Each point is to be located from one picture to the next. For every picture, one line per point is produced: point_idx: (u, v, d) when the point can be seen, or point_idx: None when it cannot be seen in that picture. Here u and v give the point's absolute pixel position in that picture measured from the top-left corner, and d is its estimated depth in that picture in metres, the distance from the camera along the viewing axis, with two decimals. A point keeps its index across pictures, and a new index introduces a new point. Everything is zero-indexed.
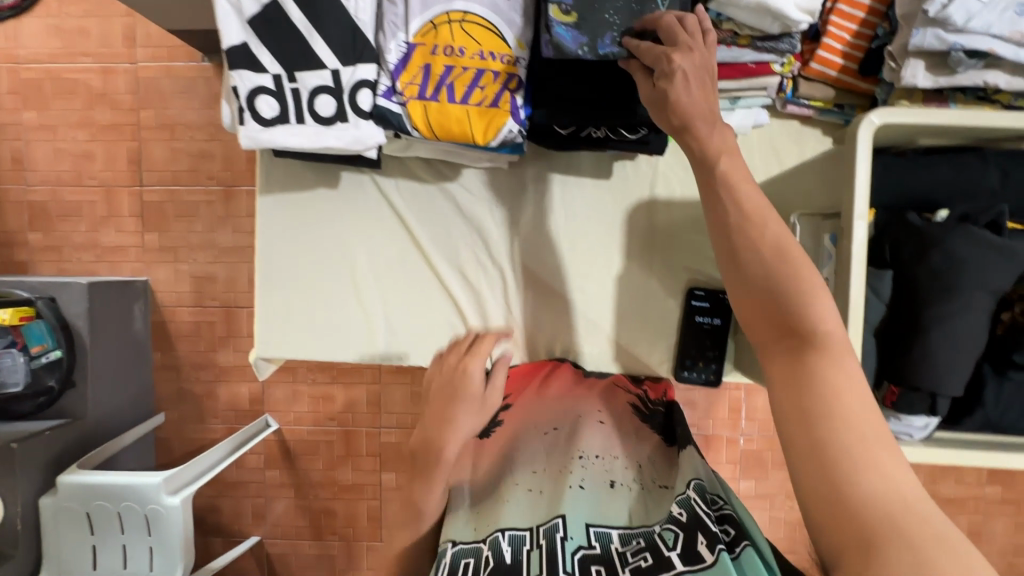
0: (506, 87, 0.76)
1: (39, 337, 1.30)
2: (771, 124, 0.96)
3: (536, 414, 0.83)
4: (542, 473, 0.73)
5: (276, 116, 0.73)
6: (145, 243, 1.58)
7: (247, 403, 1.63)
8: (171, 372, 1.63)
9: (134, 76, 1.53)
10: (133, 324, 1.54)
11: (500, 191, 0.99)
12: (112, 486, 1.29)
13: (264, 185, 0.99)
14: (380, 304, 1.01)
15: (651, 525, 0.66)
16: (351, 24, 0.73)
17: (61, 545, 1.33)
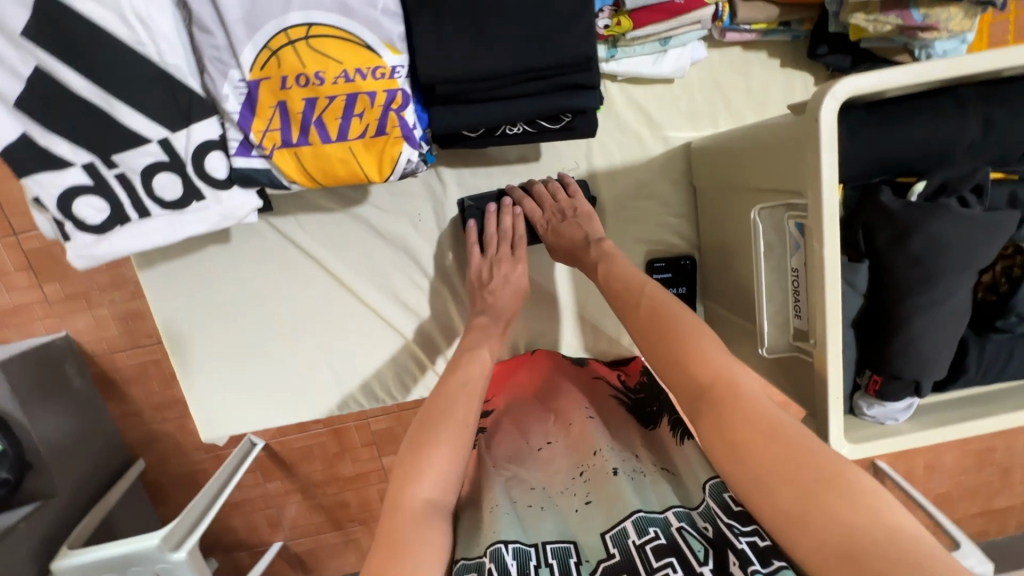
0: (390, 106, 0.60)
1: None
2: (709, 57, 0.83)
3: (528, 430, 0.79)
4: (541, 491, 0.68)
5: (108, 217, 0.57)
6: (48, 296, 1.23)
7: None
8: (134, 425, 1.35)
9: None
10: (73, 383, 1.21)
11: (419, 203, 0.85)
12: (107, 557, 1.08)
13: (141, 259, 0.82)
14: (321, 350, 0.91)
15: (664, 513, 0.61)
16: (160, 74, 0.54)
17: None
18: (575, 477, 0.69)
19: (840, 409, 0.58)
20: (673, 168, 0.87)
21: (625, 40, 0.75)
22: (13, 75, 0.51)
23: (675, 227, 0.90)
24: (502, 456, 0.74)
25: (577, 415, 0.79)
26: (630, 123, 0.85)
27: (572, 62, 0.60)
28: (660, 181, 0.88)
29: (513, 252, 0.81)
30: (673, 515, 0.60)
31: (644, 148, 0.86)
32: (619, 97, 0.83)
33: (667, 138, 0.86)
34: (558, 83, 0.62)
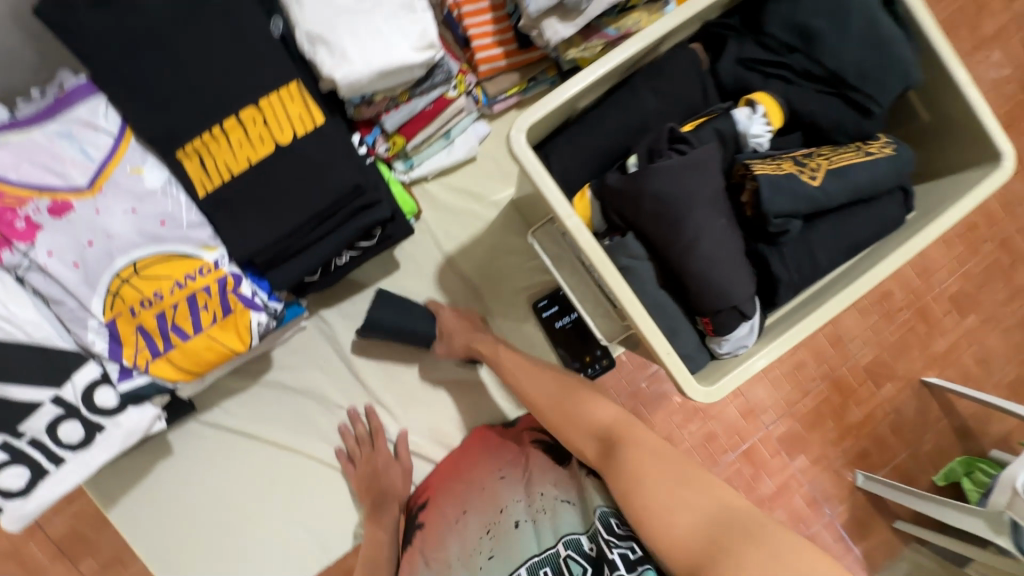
0: (226, 289, 0.72)
1: None
2: (495, 127, 0.97)
3: (451, 501, 0.84)
4: (460, 562, 0.77)
5: (29, 478, 0.67)
6: None
7: None
8: None
9: None
10: None
11: (317, 347, 0.95)
12: None
13: (105, 500, 0.90)
14: (287, 514, 0.96)
15: (556, 545, 0.72)
16: (35, 349, 0.66)
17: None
18: (485, 535, 0.78)
19: (680, 361, 0.62)
20: (513, 222, 0.98)
21: (412, 150, 0.89)
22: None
23: (540, 266, 0.99)
24: (432, 538, 0.81)
25: (489, 477, 0.84)
26: (457, 205, 0.97)
27: (347, 192, 0.73)
28: (508, 236, 0.98)
29: (371, 447, 0.95)
30: (563, 544, 0.72)
31: (480, 218, 0.97)
32: (439, 189, 0.96)
33: (494, 201, 0.97)
34: (350, 211, 0.74)
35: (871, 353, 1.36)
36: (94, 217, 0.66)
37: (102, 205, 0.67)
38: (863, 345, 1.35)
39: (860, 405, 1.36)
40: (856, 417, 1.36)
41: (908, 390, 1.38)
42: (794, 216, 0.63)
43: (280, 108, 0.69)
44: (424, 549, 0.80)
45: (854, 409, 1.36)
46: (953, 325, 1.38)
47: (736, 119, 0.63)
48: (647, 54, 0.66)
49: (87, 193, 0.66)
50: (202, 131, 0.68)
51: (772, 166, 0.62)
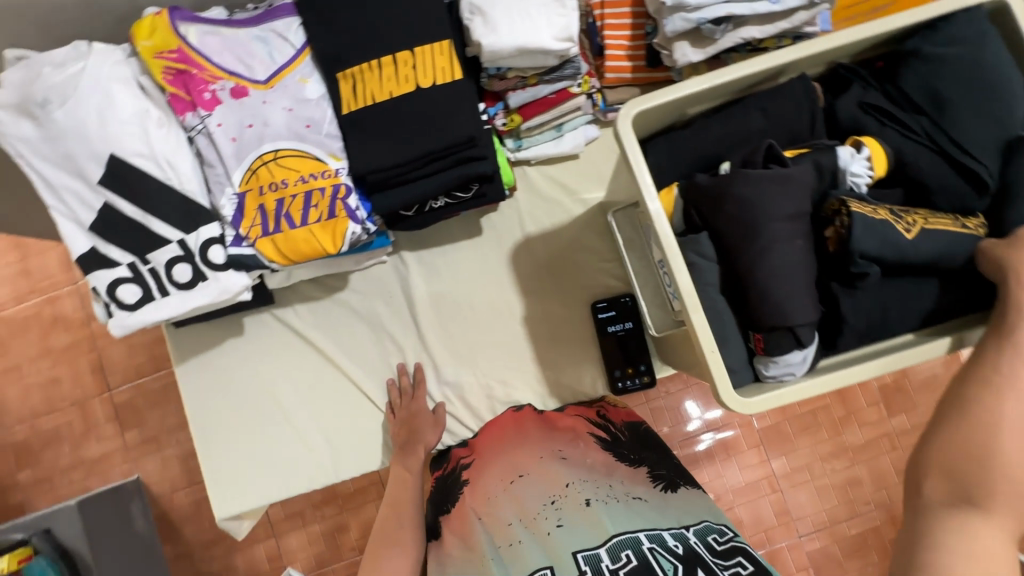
0: (336, 196, 0.83)
1: (42, 572, 1.34)
2: (603, 134, 1.03)
3: (505, 471, 0.81)
4: (517, 523, 0.71)
5: (139, 298, 0.80)
6: (127, 441, 1.68)
7: (267, 563, 1.68)
8: (185, 561, 1.68)
9: (81, 295, 1.68)
10: (136, 525, 1.59)
11: (389, 283, 1.04)
12: None
13: (178, 355, 1.02)
14: (314, 426, 1.03)
15: (636, 533, 0.63)
16: (180, 195, 0.80)
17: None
18: (547, 506, 0.71)
19: (723, 364, 0.62)
20: (595, 223, 1.03)
21: (525, 132, 0.97)
22: (90, 208, 0.79)
23: (611, 271, 1.02)
24: (485, 501, 0.78)
25: (550, 455, 0.82)
26: (550, 194, 1.03)
27: (460, 142, 0.82)
28: (587, 235, 1.03)
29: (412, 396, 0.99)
30: (644, 536, 0.62)
31: (566, 211, 1.03)
32: (536, 176, 1.03)
33: (583, 199, 1.03)
34: (457, 159, 0.84)
35: None
36: (260, 106, 0.81)
37: (269, 98, 0.81)
38: None
39: None
40: None
41: None
42: (878, 261, 0.61)
43: (430, 58, 0.81)
44: (478, 511, 0.77)
45: None
46: None
47: (839, 154, 0.64)
48: (767, 81, 0.70)
49: (262, 85, 0.81)
50: (363, 62, 0.81)
51: (869, 207, 0.62)
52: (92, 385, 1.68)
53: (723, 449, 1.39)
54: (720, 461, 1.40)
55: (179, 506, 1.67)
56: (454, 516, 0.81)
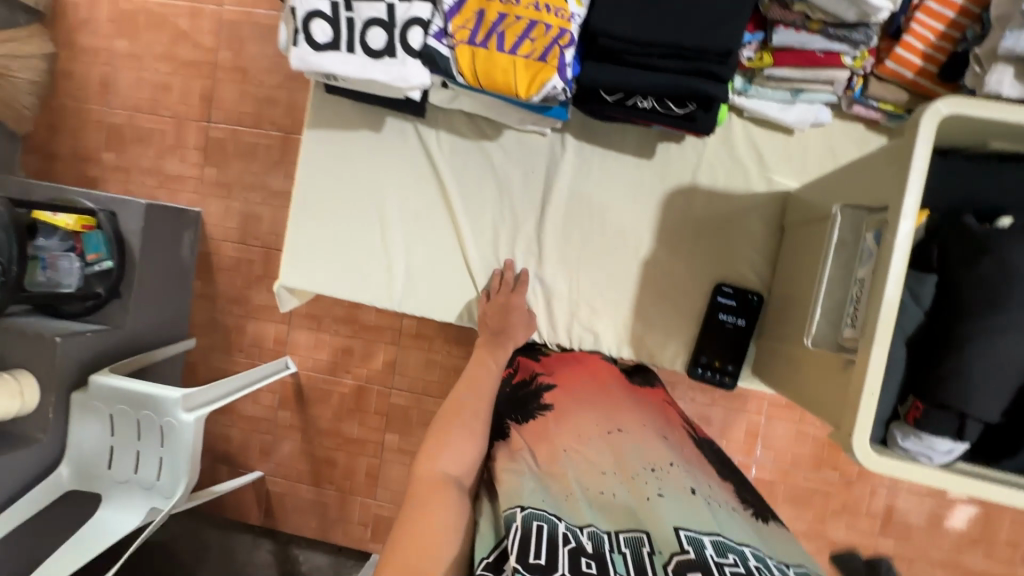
0: (558, 41, 0.75)
1: (96, 246, 1.42)
2: (833, 124, 0.91)
3: (592, 416, 0.78)
4: (613, 474, 0.69)
5: (326, 42, 0.75)
6: (204, 176, 1.72)
7: (272, 342, 1.78)
8: (206, 303, 1.79)
9: (220, 19, 1.65)
10: (182, 250, 1.68)
11: (536, 156, 0.98)
12: (137, 391, 1.38)
13: (313, 120, 1.01)
14: (399, 251, 1.02)
15: (743, 548, 0.61)
16: None
17: (81, 412, 1.42)
18: (647, 471, 0.69)
19: (873, 411, 0.56)
20: (768, 209, 0.93)
21: (762, 78, 0.86)
22: None
23: (753, 264, 0.94)
24: (575, 437, 0.75)
25: (651, 427, 0.78)
26: (740, 157, 0.93)
27: (712, 51, 0.73)
28: (752, 216, 0.94)
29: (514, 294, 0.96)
30: (751, 552, 0.60)
31: (747, 182, 0.94)
32: (739, 130, 0.93)
33: (771, 179, 0.93)
34: (695, 68, 0.75)
35: None
36: None
37: None
38: None
39: None
40: None
41: None
42: None
43: None
44: (566, 442, 0.74)
45: None
46: None
47: None
48: None
49: None
50: None
51: None
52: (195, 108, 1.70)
53: None
54: None
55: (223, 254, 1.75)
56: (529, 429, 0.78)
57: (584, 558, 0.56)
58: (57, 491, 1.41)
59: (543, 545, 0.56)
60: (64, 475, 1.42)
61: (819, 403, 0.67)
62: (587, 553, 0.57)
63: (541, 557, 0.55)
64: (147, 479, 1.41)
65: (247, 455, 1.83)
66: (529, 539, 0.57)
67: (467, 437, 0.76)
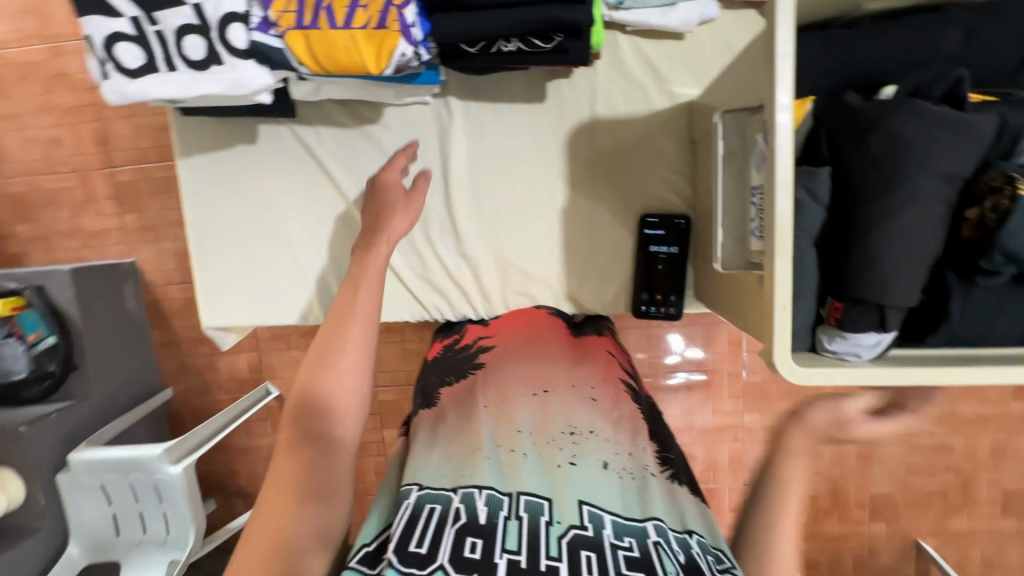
0: (392, 2, 0.67)
1: (33, 325, 1.35)
2: (723, 18, 0.84)
3: (524, 377, 0.76)
4: (527, 436, 0.67)
5: (142, 66, 0.67)
6: (125, 224, 1.63)
7: (247, 372, 1.73)
8: (170, 351, 1.72)
9: (86, 54, 1.52)
10: (127, 304, 1.61)
11: (425, 128, 0.91)
12: (120, 458, 1.36)
13: (183, 146, 0.93)
14: (314, 262, 0.97)
15: (644, 523, 0.59)
16: None
17: (70, 490, 1.39)
18: (565, 436, 0.67)
19: (789, 325, 0.53)
20: (675, 125, 0.88)
21: None
22: None
23: (673, 185, 0.89)
24: (500, 398, 0.72)
25: (583, 389, 0.75)
26: (635, 76, 0.87)
27: None
28: (661, 136, 0.88)
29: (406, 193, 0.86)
30: (652, 528, 0.58)
31: (647, 102, 0.87)
32: (627, 48, 0.85)
33: (671, 93, 0.87)
34: None
35: (889, 488, 1.34)
36: None
37: None
38: (887, 476, 1.34)
39: (842, 522, 1.36)
40: (832, 531, 1.37)
41: (898, 540, 1.36)
42: (1017, 264, 0.51)
43: None
44: (489, 400, 0.72)
45: (833, 523, 1.37)
46: (986, 518, 1.34)
47: None
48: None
49: None
50: None
51: None
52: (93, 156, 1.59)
53: (703, 392, 1.37)
54: (696, 403, 1.37)
55: (171, 299, 1.68)
56: (455, 391, 0.77)
57: (470, 538, 0.53)
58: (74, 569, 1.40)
59: (430, 529, 0.54)
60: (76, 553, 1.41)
61: (746, 320, 0.64)
62: (476, 529, 0.54)
63: (423, 544, 0.53)
64: (158, 536, 1.41)
65: (257, 486, 1.83)
66: (413, 527, 0.54)
67: (357, 352, 0.65)
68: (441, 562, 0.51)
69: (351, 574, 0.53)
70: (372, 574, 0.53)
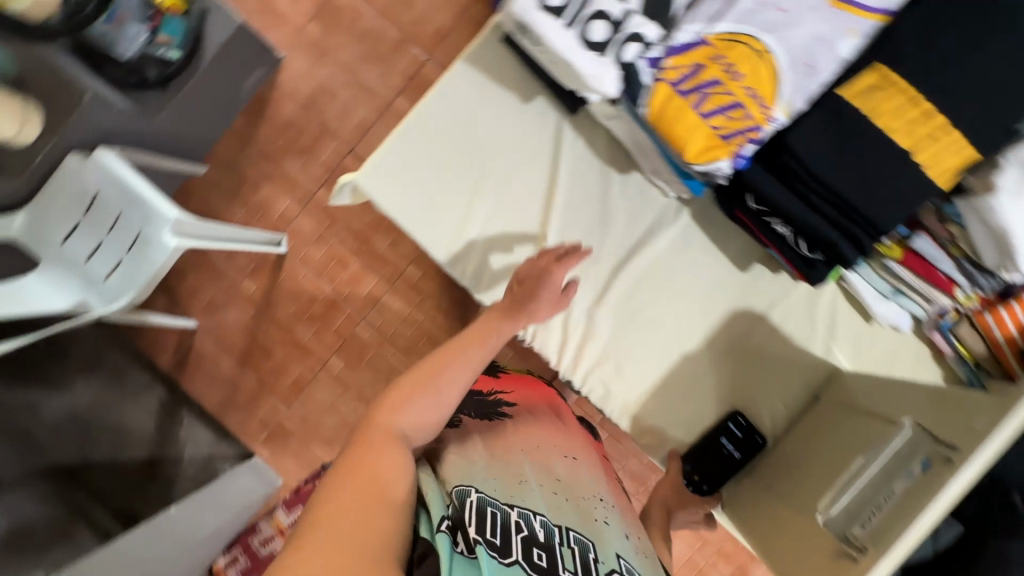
0: (748, 133, 0.75)
1: (172, 31, 1.25)
2: (909, 335, 0.94)
3: (552, 439, 0.86)
4: (562, 484, 0.78)
5: (554, 5, 0.75)
6: (304, 27, 1.74)
7: (276, 211, 1.78)
8: (238, 139, 1.79)
9: None
10: (243, 81, 1.58)
11: (647, 207, 0.97)
12: (135, 191, 1.19)
13: (472, 57, 0.98)
14: (482, 220, 0.99)
15: None
16: None
17: (64, 171, 1.20)
18: (596, 501, 0.80)
19: None
20: (816, 377, 0.96)
21: (880, 264, 0.88)
22: None
23: (778, 416, 0.97)
24: (537, 448, 0.82)
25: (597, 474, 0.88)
26: (820, 320, 0.96)
27: (871, 223, 0.75)
28: (801, 376, 0.97)
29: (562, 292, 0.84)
30: None
31: (811, 344, 0.96)
32: (829, 297, 0.96)
33: (832, 353, 0.96)
34: (848, 227, 0.76)
35: None
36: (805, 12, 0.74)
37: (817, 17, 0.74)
38: None
39: None
40: None
41: None
42: None
43: (950, 149, 0.71)
44: (523, 445, 0.81)
45: None
46: None
47: None
48: None
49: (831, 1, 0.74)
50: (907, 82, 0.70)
51: None
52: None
53: None
54: None
55: (281, 109, 1.77)
56: (474, 425, 0.84)
57: (536, 549, 0.64)
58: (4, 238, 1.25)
59: (498, 529, 0.63)
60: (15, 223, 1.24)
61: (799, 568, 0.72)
62: (539, 543, 0.65)
63: (496, 536, 0.62)
64: (95, 274, 1.23)
65: (194, 297, 1.82)
66: (484, 521, 0.63)
67: (433, 401, 0.70)
68: (516, 557, 0.61)
69: (441, 540, 0.60)
70: (457, 552, 0.59)
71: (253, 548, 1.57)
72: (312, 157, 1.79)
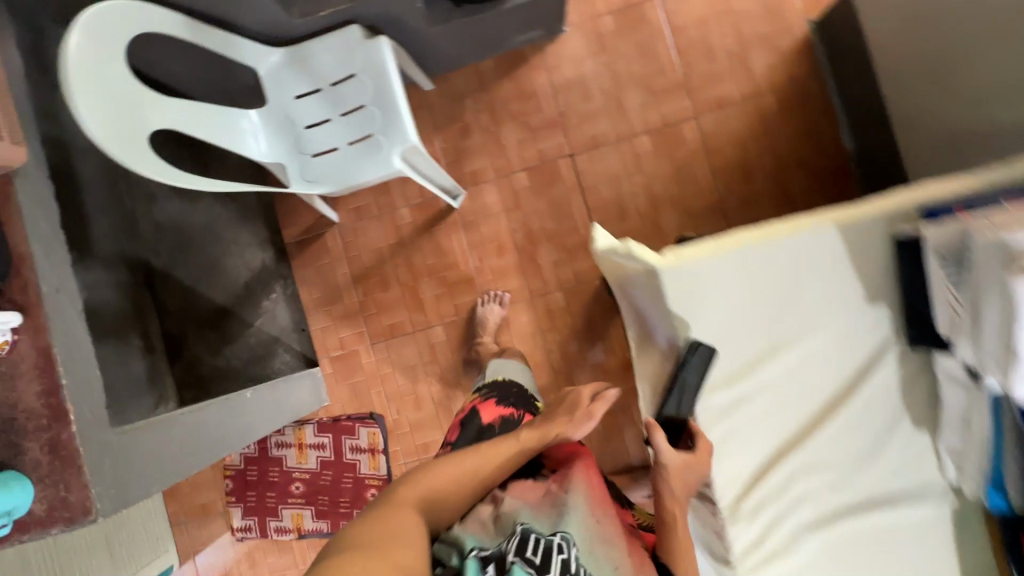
0: None
1: None
2: None
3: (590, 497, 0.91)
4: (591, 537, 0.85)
5: None
6: (600, 23, 1.76)
7: (469, 166, 1.81)
8: (476, 81, 1.80)
9: None
10: (519, 38, 1.72)
11: (917, 472, 1.08)
12: (382, 59, 1.34)
13: (854, 232, 1.03)
14: (765, 372, 1.06)
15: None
16: None
17: (342, 54, 1.35)
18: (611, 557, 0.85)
19: None
20: None
21: None
22: None
23: None
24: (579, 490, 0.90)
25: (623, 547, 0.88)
26: None
27: None
28: None
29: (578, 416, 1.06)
30: None
31: None
32: None
33: None
34: None
35: None
36: None
37: None
38: None
39: None
40: None
41: None
42: None
43: None
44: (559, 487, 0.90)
45: None
46: None
47: None
48: None
49: None
50: None
51: None
52: (653, 6, 1.75)
53: None
54: None
55: (530, 83, 1.79)
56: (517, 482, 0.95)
57: (559, 558, 0.76)
58: (241, 57, 1.29)
59: (540, 551, 0.76)
60: (269, 61, 1.34)
61: None
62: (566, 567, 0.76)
63: (536, 555, 0.75)
64: (303, 146, 1.38)
65: (350, 196, 1.83)
66: (526, 543, 0.77)
67: (478, 458, 0.95)
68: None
69: (471, 562, 0.76)
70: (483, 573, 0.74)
71: (345, 447, 1.82)
72: (532, 140, 1.79)
